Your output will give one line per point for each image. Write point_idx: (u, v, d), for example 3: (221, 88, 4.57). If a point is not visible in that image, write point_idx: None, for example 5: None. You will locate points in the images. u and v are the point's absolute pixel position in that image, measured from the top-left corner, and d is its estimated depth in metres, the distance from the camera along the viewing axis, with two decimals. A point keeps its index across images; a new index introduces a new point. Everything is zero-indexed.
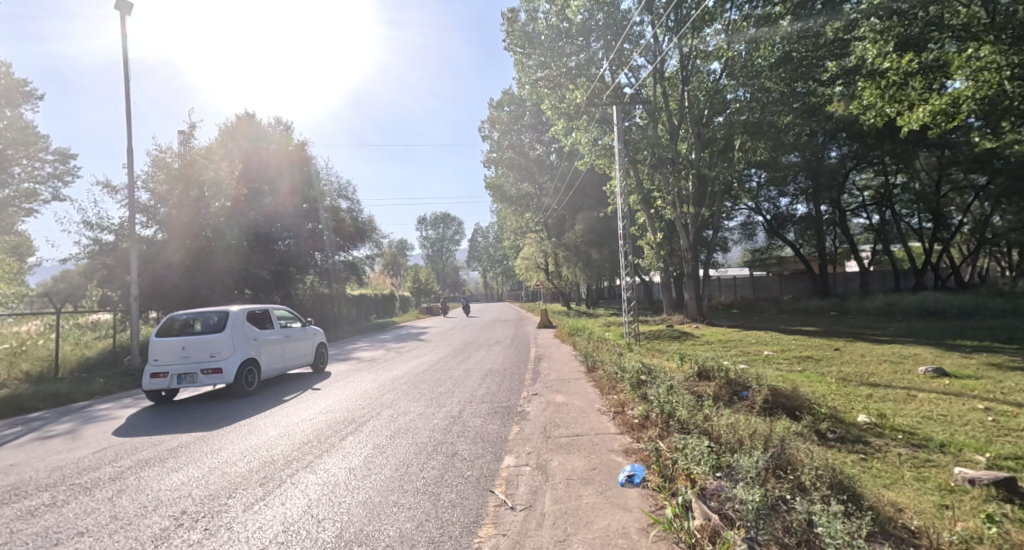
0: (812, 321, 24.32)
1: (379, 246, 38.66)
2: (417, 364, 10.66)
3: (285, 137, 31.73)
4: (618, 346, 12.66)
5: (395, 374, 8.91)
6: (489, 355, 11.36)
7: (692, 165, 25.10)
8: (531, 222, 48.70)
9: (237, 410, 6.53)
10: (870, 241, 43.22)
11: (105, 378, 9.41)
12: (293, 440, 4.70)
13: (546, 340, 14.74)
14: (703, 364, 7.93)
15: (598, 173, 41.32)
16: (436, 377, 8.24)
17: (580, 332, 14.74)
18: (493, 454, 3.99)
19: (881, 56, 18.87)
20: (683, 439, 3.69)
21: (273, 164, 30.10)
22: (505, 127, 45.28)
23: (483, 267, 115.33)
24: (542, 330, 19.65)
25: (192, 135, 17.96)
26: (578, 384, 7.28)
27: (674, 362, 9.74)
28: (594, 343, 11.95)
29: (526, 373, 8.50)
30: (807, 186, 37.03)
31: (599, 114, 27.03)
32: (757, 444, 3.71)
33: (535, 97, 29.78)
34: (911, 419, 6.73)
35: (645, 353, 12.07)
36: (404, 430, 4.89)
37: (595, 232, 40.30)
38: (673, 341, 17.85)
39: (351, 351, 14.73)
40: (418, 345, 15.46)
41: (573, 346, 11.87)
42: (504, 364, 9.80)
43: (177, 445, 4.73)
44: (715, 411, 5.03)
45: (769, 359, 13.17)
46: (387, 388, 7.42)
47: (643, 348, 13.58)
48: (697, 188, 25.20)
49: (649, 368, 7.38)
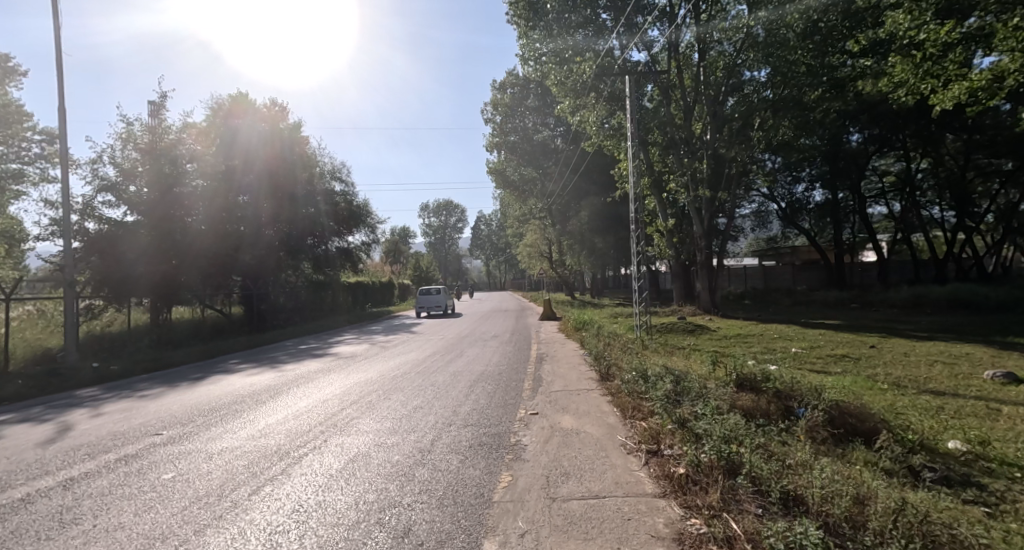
0: (835, 313, 22.84)
1: (376, 232, 37.26)
2: (401, 362, 9.27)
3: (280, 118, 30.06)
4: (630, 342, 11.26)
5: (368, 378, 7.45)
6: (484, 353, 9.93)
7: (707, 146, 23.55)
8: (534, 209, 47.17)
9: (151, 427, 5.08)
10: (888, 230, 41.43)
11: (30, 377, 8.03)
12: (183, 495, 3.20)
13: (549, 335, 13.31)
14: (741, 371, 6.43)
15: (605, 157, 39.75)
16: (415, 383, 6.82)
17: (588, 325, 13.35)
18: (468, 534, 2.54)
19: (916, 26, 17.33)
20: (778, 528, 2.23)
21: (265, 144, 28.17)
22: (508, 110, 43.75)
23: (486, 255, 113.82)
24: (546, 322, 18.24)
25: (164, 105, 16.47)
26: (591, 394, 5.85)
27: (700, 364, 8.25)
28: (605, 339, 10.59)
29: (525, 377, 7.04)
30: (823, 172, 35.59)
31: (608, 91, 25.45)
32: (906, 537, 2.22)
33: (540, 74, 28.19)
34: (1017, 448, 5.20)
35: (661, 352, 10.67)
36: (347, 478, 3.41)
37: (602, 219, 38.76)
38: (687, 335, 16.40)
39: (335, 343, 13.34)
40: (408, 338, 14.08)
41: (580, 343, 10.48)
42: (500, 366, 8.33)
43: (20, 496, 3.26)
44: (790, 453, 3.54)
45: (801, 357, 11.67)
46: (355, 399, 5.99)
47: (659, 345, 12.20)
48: (712, 170, 23.69)
49: (679, 376, 5.92)
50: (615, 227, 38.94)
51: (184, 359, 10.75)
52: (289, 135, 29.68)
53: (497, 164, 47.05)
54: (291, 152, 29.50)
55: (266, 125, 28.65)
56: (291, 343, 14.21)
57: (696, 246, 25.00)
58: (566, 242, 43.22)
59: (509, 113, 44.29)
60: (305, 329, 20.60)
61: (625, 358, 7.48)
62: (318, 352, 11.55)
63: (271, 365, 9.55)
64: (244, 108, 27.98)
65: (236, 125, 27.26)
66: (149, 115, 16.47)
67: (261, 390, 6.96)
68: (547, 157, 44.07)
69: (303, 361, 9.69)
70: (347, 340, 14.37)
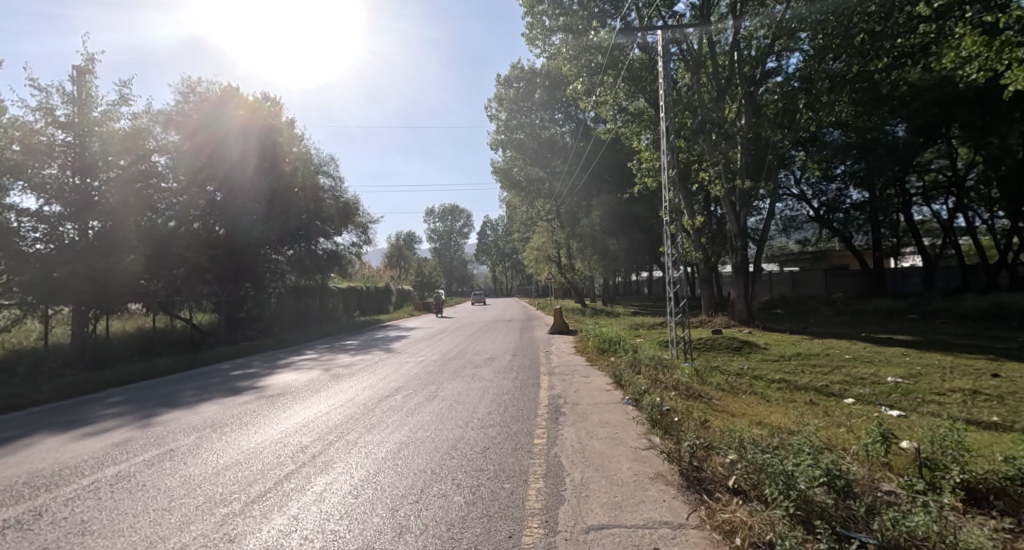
0: (901, 327, 19.30)
1: (368, 234, 34.24)
2: (342, 408, 6.02)
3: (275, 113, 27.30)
4: (677, 371, 8.05)
5: (254, 455, 4.19)
6: (472, 391, 6.64)
7: (742, 131, 20.45)
8: (541, 210, 44.08)
9: None
10: (931, 233, 38.03)
11: None
12: None
13: (564, 357, 10.06)
14: (957, 467, 3.15)
15: (624, 148, 37.03)
16: (324, 481, 3.54)
17: (615, 345, 10.12)
18: None
19: None
20: None
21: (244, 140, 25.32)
22: (514, 105, 41.09)
23: (492, 261, 110.51)
24: (558, 337, 14.98)
25: (88, 69, 13.41)
26: (686, 537, 2.52)
27: (822, 427, 5.09)
28: (650, 367, 7.36)
29: (533, 460, 3.75)
30: (860, 168, 32.49)
31: (627, 71, 22.43)
32: None
33: (548, 54, 25.14)
34: None
35: (729, 391, 7.48)
36: None
37: (616, 219, 35.46)
38: (732, 356, 13.23)
39: (283, 367, 10.09)
40: (380, 359, 10.80)
41: (613, 371, 7.20)
42: (495, 418, 5.11)
43: None
44: None
45: (917, 396, 8.43)
46: (153, 543, 2.67)
47: (715, 375, 9.03)
48: (747, 158, 20.52)
49: (880, 511, 2.60)
50: (629, 228, 35.69)
51: (52, 395, 7.55)
52: (277, 130, 26.87)
53: (503, 163, 43.94)
54: (278, 149, 26.70)
55: (254, 120, 25.85)
56: (233, 365, 11.03)
57: (729, 247, 21.85)
58: (575, 245, 39.80)
59: (515, 108, 41.41)
60: (272, 342, 17.45)
61: (707, 429, 4.33)
62: (247, 382, 8.26)
63: (151, 409, 6.26)
64: (228, 99, 25.00)
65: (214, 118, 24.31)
66: (72, 84, 13.37)
67: (34, 482, 3.65)
68: (556, 155, 41.00)
69: (201, 404, 6.40)
70: (302, 359, 11.14)
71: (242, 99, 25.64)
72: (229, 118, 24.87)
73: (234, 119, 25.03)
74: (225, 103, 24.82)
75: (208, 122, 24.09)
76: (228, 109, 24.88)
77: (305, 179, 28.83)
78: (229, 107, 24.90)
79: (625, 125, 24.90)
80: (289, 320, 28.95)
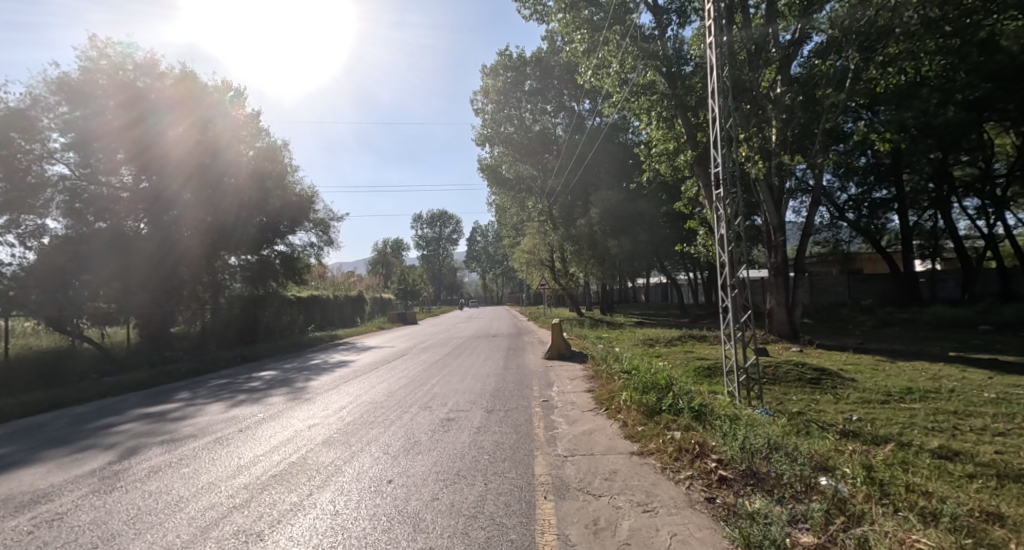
0: (991, 344, 15.31)
1: (329, 233, 29.78)
2: None
3: (216, 97, 22.61)
4: (834, 474, 3.76)
5: None
6: None
7: (780, 98, 16.36)
8: (533, 212, 39.80)
9: None
10: (971, 233, 34.19)
11: None
12: None
13: (578, 420, 5.63)
14: None
15: (623, 141, 34.39)
16: None
17: (663, 389, 5.81)
18: None
19: None
20: None
21: (188, 127, 21.24)
22: (501, 97, 37.12)
23: (482, 269, 106.17)
24: (558, 367, 10.60)
25: None
26: None
27: None
28: (812, 495, 3.02)
29: None
30: (884, 163, 29.14)
31: (635, 28, 18.26)
32: None
33: (541, 12, 20.85)
34: None
35: (983, 534, 3.20)
36: None
37: (617, 218, 31.24)
38: (816, 397, 9.02)
39: (59, 447, 5.32)
40: (259, 421, 6.23)
41: (730, 512, 2.86)
42: None
43: None
44: None
45: None
46: None
47: (872, 459, 4.78)
48: (786, 133, 16.56)
49: None
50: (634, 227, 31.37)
51: None
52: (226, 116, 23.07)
53: (491, 160, 39.84)
54: (230, 139, 23.00)
55: (207, 108, 22.01)
56: (11, 428, 6.37)
57: (765, 245, 17.86)
58: (569, 248, 35.57)
59: (503, 99, 37.28)
60: (171, 369, 12.76)
61: None
62: None
63: None
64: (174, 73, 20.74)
65: (155, 95, 20.00)
66: None
67: None
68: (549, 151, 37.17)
69: None
70: (134, 421, 6.52)
71: (192, 77, 21.45)
72: (159, 94, 20.12)
73: (176, 101, 20.80)
74: (169, 78, 20.45)
75: (138, 95, 19.43)
76: (170, 86, 20.45)
77: (252, 169, 24.41)
78: (175, 85, 20.66)
79: (634, 99, 20.58)
80: (238, 335, 24.52)
